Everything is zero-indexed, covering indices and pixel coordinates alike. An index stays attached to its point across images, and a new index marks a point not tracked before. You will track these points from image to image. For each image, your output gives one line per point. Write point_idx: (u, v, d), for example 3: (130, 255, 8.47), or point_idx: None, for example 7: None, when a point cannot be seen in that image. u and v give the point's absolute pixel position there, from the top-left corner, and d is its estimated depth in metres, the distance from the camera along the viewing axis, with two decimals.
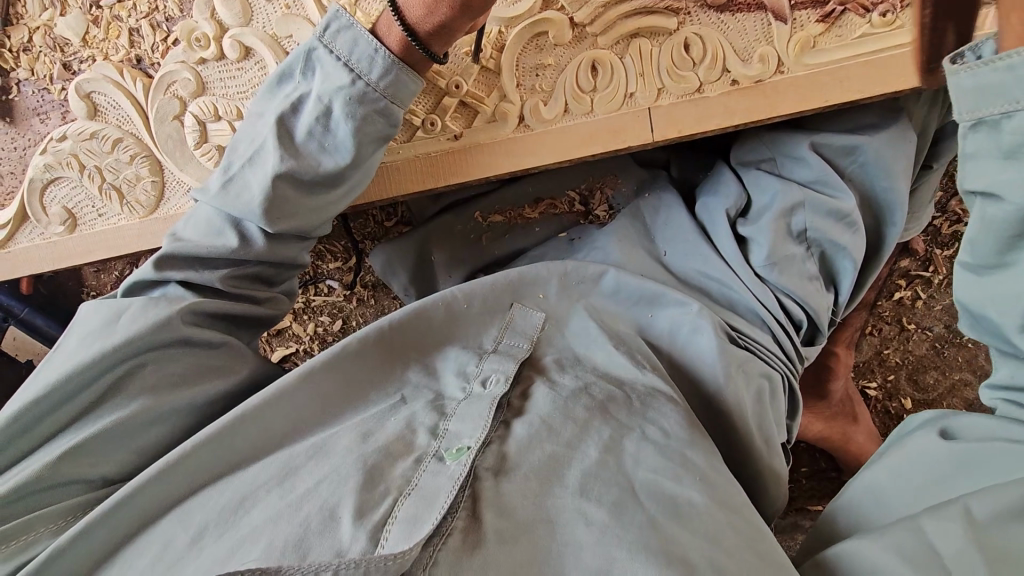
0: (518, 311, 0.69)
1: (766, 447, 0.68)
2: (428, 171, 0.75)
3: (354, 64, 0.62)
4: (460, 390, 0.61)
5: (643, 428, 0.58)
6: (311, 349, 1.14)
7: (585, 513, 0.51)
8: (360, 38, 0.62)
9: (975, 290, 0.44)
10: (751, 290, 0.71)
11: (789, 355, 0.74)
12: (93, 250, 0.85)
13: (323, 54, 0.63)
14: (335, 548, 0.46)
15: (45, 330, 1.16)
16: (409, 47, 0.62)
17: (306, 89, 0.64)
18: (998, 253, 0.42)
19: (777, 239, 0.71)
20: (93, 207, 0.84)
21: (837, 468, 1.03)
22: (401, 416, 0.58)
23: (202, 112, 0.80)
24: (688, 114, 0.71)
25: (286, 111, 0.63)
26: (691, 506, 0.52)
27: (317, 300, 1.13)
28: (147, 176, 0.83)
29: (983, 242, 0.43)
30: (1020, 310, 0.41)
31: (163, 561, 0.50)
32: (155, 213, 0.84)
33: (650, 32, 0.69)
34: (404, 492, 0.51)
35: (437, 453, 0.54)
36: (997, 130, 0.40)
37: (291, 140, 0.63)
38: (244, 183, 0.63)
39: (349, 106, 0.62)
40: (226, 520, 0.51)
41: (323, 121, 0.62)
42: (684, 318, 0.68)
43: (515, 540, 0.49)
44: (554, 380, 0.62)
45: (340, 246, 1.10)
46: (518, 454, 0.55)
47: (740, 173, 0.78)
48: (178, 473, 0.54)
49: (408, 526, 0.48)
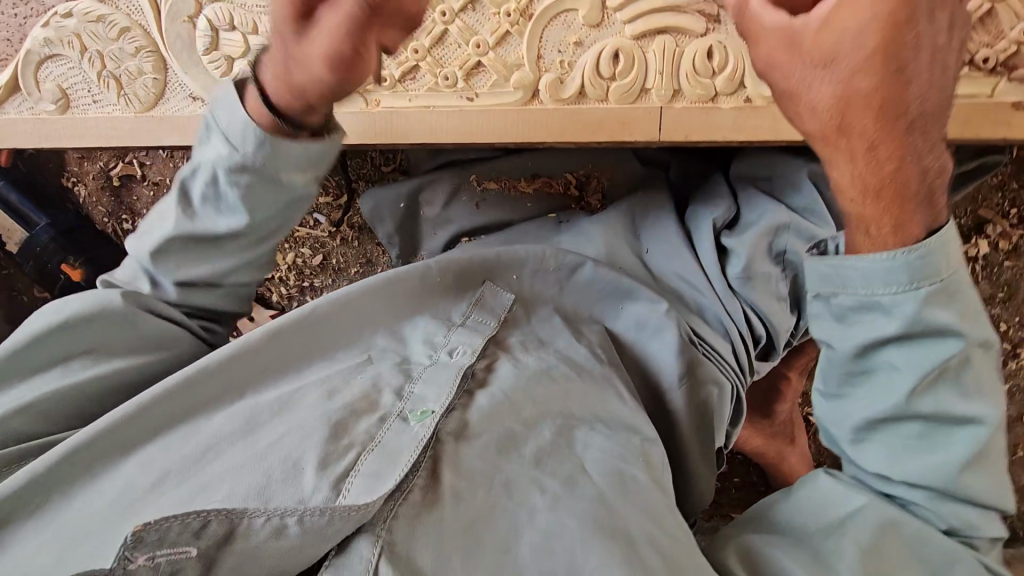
0: (489, 290, 0.69)
1: (701, 453, 0.72)
2: (435, 125, 0.75)
3: (232, 137, 0.61)
4: (427, 357, 0.61)
5: (594, 417, 0.60)
6: (286, 277, 1.19)
7: (540, 483, 0.53)
8: (237, 108, 0.60)
9: (827, 411, 0.57)
10: (722, 299, 0.74)
11: (742, 367, 0.76)
12: (81, 135, 0.85)
13: (213, 126, 0.62)
14: (297, 497, 0.47)
15: (20, 208, 1.17)
16: (263, 112, 0.60)
17: (200, 151, 0.64)
18: (841, 384, 0.55)
19: (756, 255, 0.73)
20: (89, 92, 0.83)
21: (765, 483, 1.09)
22: (368, 374, 0.59)
23: (217, 19, 0.77)
24: (698, 122, 0.70)
25: (187, 175, 0.65)
26: (635, 479, 0.56)
27: (302, 230, 1.15)
28: (150, 71, 0.81)
29: (831, 371, 0.55)
30: (852, 429, 0.55)
31: (126, 498, 0.50)
32: (151, 110, 0.83)
33: (679, 31, 0.68)
34: (367, 447, 0.52)
35: (401, 413, 0.55)
36: (826, 302, 0.53)
37: (192, 201, 0.65)
38: (150, 235, 0.66)
39: (233, 175, 0.62)
40: (191, 466, 0.52)
41: (213, 185, 0.63)
42: (651, 316, 0.70)
43: (471, 495, 0.51)
44: (518, 358, 0.63)
45: (333, 182, 1.09)
46: (479, 422, 0.56)
47: (737, 189, 0.79)
48: (139, 423, 0.54)
49: (370, 480, 0.49)
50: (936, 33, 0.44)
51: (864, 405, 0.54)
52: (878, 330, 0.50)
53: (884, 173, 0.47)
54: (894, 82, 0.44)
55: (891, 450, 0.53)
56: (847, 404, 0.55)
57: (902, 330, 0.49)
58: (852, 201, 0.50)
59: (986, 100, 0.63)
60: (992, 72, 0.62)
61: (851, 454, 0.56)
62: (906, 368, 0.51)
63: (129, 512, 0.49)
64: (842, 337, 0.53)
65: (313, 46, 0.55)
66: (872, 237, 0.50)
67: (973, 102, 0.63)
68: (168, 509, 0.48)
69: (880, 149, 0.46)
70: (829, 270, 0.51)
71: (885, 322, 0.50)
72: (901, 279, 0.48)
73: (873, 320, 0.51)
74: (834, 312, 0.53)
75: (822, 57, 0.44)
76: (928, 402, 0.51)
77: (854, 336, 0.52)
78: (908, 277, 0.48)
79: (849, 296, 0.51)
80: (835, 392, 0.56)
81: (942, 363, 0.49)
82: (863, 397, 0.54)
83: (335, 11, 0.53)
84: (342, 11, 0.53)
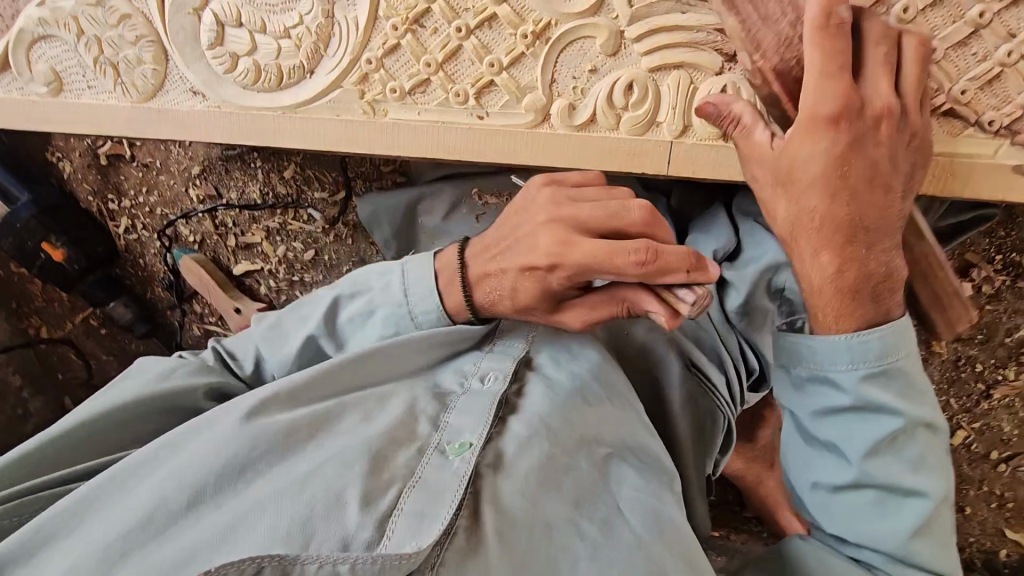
0: (507, 324, 0.66)
1: (695, 472, 0.76)
2: (438, 142, 0.74)
3: (410, 295, 0.64)
4: (458, 385, 0.59)
5: (628, 450, 0.57)
6: (276, 270, 1.18)
7: (579, 528, 0.50)
8: (424, 276, 0.64)
9: (794, 470, 0.63)
10: (717, 330, 0.75)
11: (733, 396, 0.76)
12: (72, 120, 0.82)
13: (395, 275, 0.66)
14: (340, 534, 0.44)
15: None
16: (464, 313, 0.64)
17: (366, 283, 0.67)
18: (806, 446, 0.61)
19: (756, 290, 0.72)
20: (83, 77, 0.80)
21: (741, 503, 1.11)
22: (399, 399, 0.57)
23: (224, 14, 0.75)
24: (706, 160, 0.70)
25: (341, 294, 0.67)
26: (671, 522, 0.53)
27: (295, 224, 1.13)
28: (149, 62, 0.78)
29: (795, 436, 0.62)
30: (812, 484, 0.60)
31: (150, 525, 0.46)
32: (149, 101, 0.80)
33: (695, 66, 0.67)
34: (408, 483, 0.49)
35: (439, 446, 0.52)
36: (788, 371, 0.61)
37: (336, 320, 0.67)
38: (286, 329, 0.68)
39: (387, 327, 0.65)
40: (222, 493, 0.48)
41: (364, 320, 0.66)
42: (660, 339, 0.72)
43: (510, 541, 0.47)
44: (549, 377, 0.60)
45: (330, 177, 1.08)
46: (515, 455, 0.52)
47: (738, 221, 0.79)
48: (170, 455, 0.52)
49: (415, 521, 0.46)
50: (878, 167, 0.53)
51: (824, 470, 0.59)
52: (830, 401, 0.57)
53: (835, 272, 0.55)
54: (839, 205, 0.53)
55: (848, 513, 0.58)
56: (811, 468, 0.60)
57: (851, 402, 0.56)
58: (810, 294, 0.57)
59: (987, 157, 0.64)
60: (995, 130, 0.63)
61: (816, 512, 0.61)
62: (852, 437, 0.56)
63: (158, 541, 0.46)
64: (801, 406, 0.60)
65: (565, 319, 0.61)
66: (830, 324, 0.57)
67: (974, 159, 0.64)
68: (202, 544, 0.44)
69: (824, 253, 0.55)
70: (788, 344, 0.60)
71: (835, 394, 0.57)
72: (844, 358, 0.56)
73: (825, 393, 0.58)
74: (794, 381, 0.60)
75: (784, 176, 0.54)
76: (877, 468, 0.55)
77: (812, 403, 0.59)
78: (851, 357, 0.55)
79: (805, 368, 0.59)
80: (799, 455, 0.62)
81: (886, 434, 0.55)
82: (825, 462, 0.59)
83: (582, 312, 0.60)
84: (612, 310, 0.59)
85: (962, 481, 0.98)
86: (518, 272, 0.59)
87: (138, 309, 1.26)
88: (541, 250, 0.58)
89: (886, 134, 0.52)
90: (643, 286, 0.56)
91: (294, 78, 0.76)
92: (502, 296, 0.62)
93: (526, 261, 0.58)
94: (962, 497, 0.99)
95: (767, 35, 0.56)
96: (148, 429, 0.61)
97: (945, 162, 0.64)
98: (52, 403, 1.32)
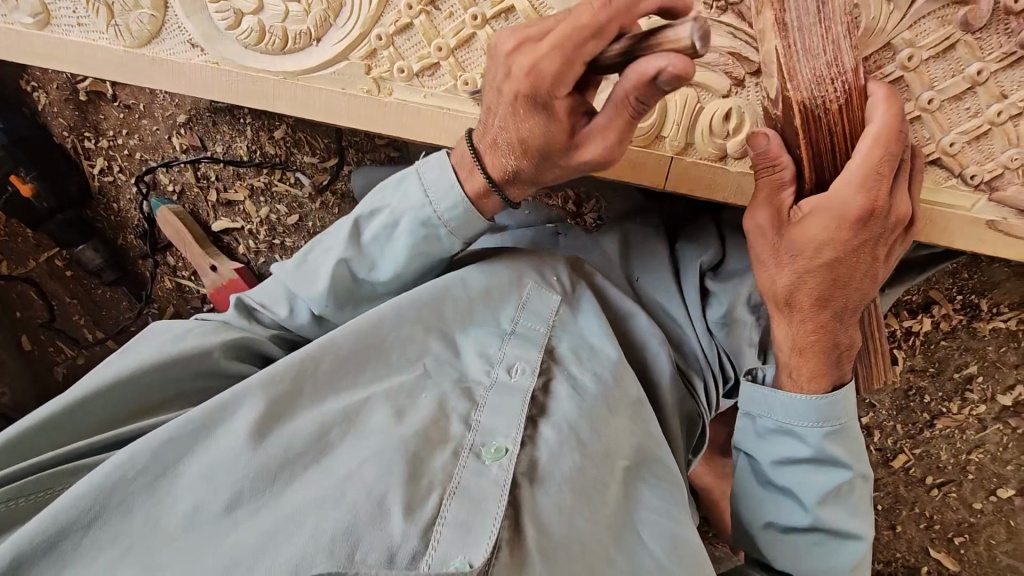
0: (535, 292, 0.64)
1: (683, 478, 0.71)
2: (442, 128, 0.73)
3: (432, 193, 0.61)
4: (485, 375, 0.58)
5: (650, 467, 0.59)
6: (256, 231, 1.16)
7: (611, 558, 0.50)
8: (444, 173, 0.62)
9: (743, 507, 0.66)
10: (699, 338, 0.72)
11: (708, 403, 0.74)
12: (59, 58, 0.78)
13: (411, 177, 0.63)
14: (386, 542, 0.45)
15: None
16: (488, 195, 0.62)
17: (385, 199, 0.64)
18: (759, 488, 0.65)
19: (736, 304, 0.71)
20: (73, 13, 0.77)
21: None
22: (431, 395, 0.56)
23: None
24: (703, 177, 0.72)
25: (360, 215, 0.64)
26: (687, 543, 0.54)
27: (281, 187, 1.10)
28: (146, 7, 0.75)
29: (748, 481, 0.66)
30: (761, 522, 0.65)
31: (194, 523, 0.46)
32: (145, 47, 0.77)
33: (702, 86, 0.69)
34: (448, 490, 0.49)
35: (474, 449, 0.52)
36: (753, 420, 0.64)
37: (359, 238, 0.64)
38: (314, 268, 0.64)
39: (415, 228, 0.62)
40: (263, 491, 0.48)
41: (389, 228, 0.63)
42: (653, 332, 0.67)
43: (555, 559, 0.47)
44: (575, 377, 0.59)
45: (321, 143, 1.05)
46: (549, 463, 0.52)
47: (726, 233, 0.78)
48: (197, 440, 0.50)
49: (460, 532, 0.46)
50: (874, 262, 0.58)
51: (782, 509, 0.63)
52: (791, 451, 0.61)
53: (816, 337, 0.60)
54: (833, 286, 0.58)
55: (796, 552, 0.62)
56: (761, 509, 0.64)
57: (812, 454, 0.61)
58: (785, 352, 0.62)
59: (968, 208, 0.67)
60: (977, 185, 0.66)
61: (762, 547, 0.65)
62: (806, 485, 0.61)
63: (203, 542, 0.45)
64: (764, 453, 0.63)
65: (588, 152, 0.56)
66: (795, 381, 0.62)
67: (955, 209, 0.67)
68: (251, 546, 0.45)
69: (808, 324, 0.60)
70: (758, 396, 0.63)
71: (796, 446, 0.61)
72: (808, 414, 0.60)
73: (788, 443, 0.62)
74: (758, 430, 0.64)
75: (792, 246, 0.57)
76: (829, 515, 0.60)
77: (773, 451, 0.63)
78: (816, 415, 0.60)
79: (773, 420, 0.62)
80: (751, 496, 0.65)
81: (838, 483, 0.60)
82: (778, 506, 0.63)
83: (597, 137, 0.55)
84: (625, 116, 0.53)
85: (896, 500, 1.04)
86: (510, 109, 0.56)
87: (108, 255, 1.22)
88: (516, 74, 0.54)
89: (891, 240, 0.58)
90: (631, 62, 0.51)
91: (300, 44, 0.74)
92: (512, 156, 0.59)
93: (509, 92, 0.55)
94: (893, 515, 1.05)
95: (805, 67, 0.56)
96: (161, 399, 0.58)
97: (927, 209, 0.68)
98: (7, 340, 1.29)
